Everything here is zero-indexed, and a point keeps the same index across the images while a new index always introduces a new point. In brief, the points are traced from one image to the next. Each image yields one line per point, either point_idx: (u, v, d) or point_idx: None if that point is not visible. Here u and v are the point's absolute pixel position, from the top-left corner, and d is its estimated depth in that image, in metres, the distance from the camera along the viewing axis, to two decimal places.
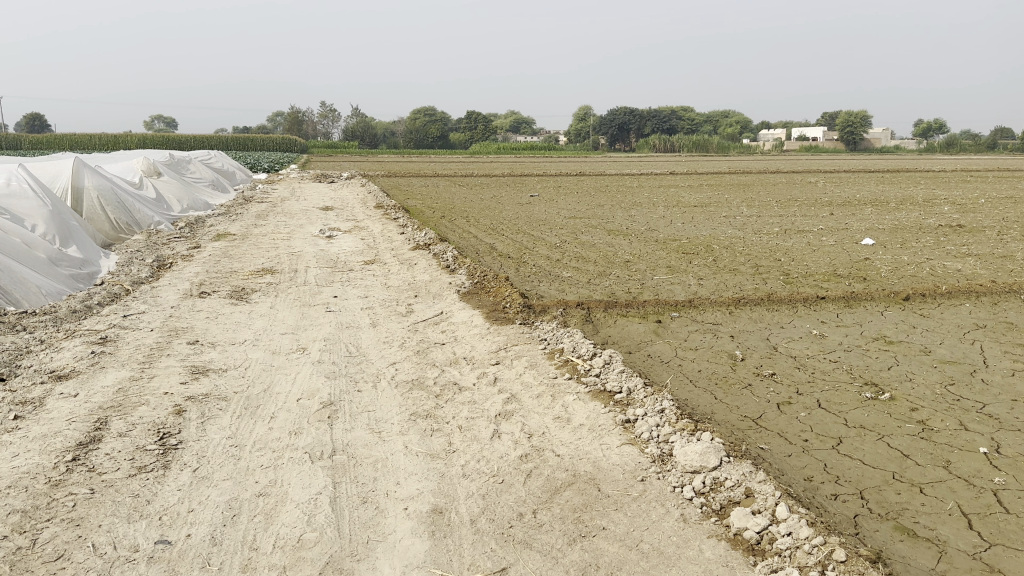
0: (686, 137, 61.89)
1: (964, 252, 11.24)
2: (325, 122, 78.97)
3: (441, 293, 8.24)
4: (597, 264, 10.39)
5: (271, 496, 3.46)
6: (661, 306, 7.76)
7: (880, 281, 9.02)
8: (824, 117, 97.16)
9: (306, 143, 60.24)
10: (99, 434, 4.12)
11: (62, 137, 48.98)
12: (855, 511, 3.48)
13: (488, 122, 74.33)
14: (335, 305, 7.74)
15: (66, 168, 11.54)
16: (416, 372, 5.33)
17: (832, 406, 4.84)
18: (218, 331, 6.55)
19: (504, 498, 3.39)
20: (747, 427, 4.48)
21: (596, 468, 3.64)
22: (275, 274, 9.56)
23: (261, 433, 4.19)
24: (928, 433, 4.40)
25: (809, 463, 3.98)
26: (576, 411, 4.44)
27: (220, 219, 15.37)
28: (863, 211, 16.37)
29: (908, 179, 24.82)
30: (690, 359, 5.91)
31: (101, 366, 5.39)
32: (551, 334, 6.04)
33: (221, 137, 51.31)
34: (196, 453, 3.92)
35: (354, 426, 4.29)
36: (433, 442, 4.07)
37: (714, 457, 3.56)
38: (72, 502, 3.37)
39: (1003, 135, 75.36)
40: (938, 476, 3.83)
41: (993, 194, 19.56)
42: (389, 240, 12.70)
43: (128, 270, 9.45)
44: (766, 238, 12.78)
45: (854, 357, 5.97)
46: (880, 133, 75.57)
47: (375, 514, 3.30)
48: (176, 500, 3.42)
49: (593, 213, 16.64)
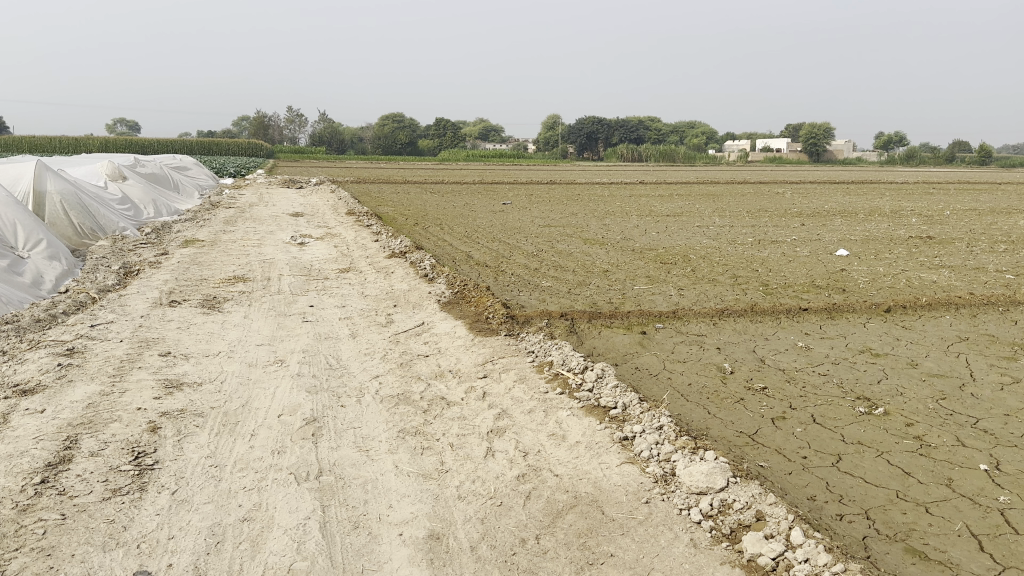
0: (654, 147, 62.31)
1: (936, 263, 11.37)
2: (292, 129, 78.39)
3: (421, 303, 8.07)
4: (576, 274, 10.29)
5: (257, 521, 3.27)
6: (645, 317, 7.67)
7: (860, 292, 9.05)
8: (788, 130, 99.01)
9: (273, 148, 59.48)
10: (69, 454, 3.89)
11: (20, 138, 47.60)
12: (863, 532, 3.39)
13: (457, 132, 74.41)
14: (312, 315, 7.52)
15: (28, 171, 11.18)
16: (401, 386, 5.15)
17: (827, 421, 4.76)
18: (192, 343, 6.30)
19: (504, 523, 3.24)
20: (744, 443, 4.38)
21: (598, 489, 3.51)
22: (248, 282, 9.29)
23: (242, 452, 3.99)
24: (927, 449, 4.34)
25: (811, 482, 3.89)
26: (571, 427, 4.30)
27: (189, 225, 15.01)
28: (834, 222, 16.52)
29: (873, 190, 25.31)
30: (679, 372, 5.81)
31: (68, 380, 5.13)
32: (539, 346, 5.91)
33: (186, 141, 50.39)
34: (174, 474, 3.71)
35: (340, 445, 4.10)
36: (425, 461, 3.90)
37: (721, 478, 3.45)
38: (41, 530, 3.15)
39: (960, 147, 77.28)
40: (942, 495, 3.77)
41: (957, 206, 19.94)
42: (364, 247, 12.48)
43: (93, 277, 9.12)
44: (742, 248, 12.81)
45: (843, 370, 5.91)
46: (843, 145, 77.11)
47: (368, 540, 3.13)
48: (154, 526, 3.22)
49: (567, 221, 16.58)
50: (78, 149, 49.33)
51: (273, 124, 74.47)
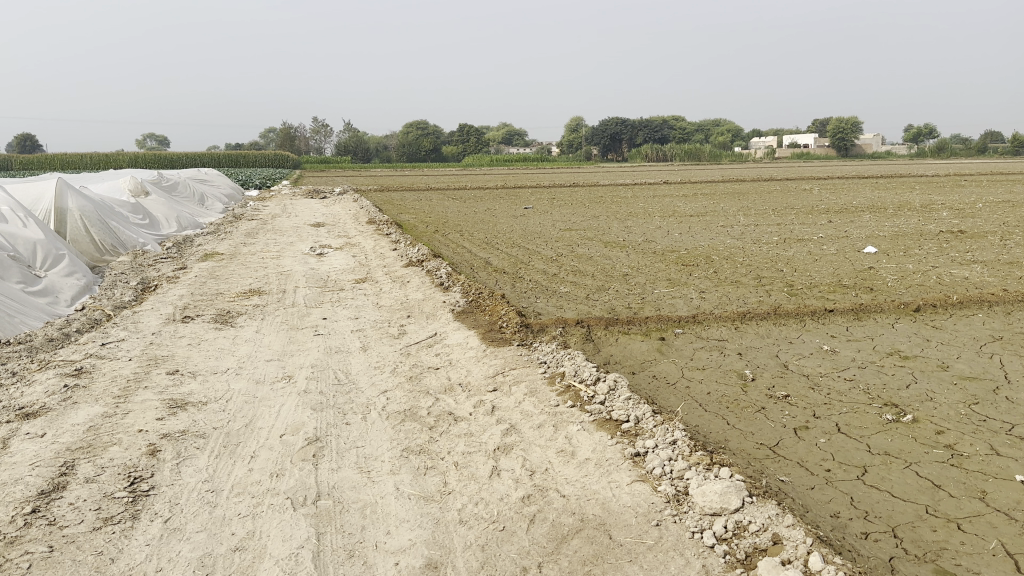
0: (678, 146, 61.84)
1: (969, 258, 11.00)
2: (317, 139, 79.18)
3: (435, 313, 7.93)
4: (595, 279, 10.09)
5: (248, 551, 3.14)
6: (663, 322, 7.46)
7: (888, 291, 8.75)
8: (816, 125, 97.70)
9: (299, 159, 60.04)
10: (64, 481, 3.79)
11: (53, 159, 48.62)
12: (889, 553, 3.19)
13: (479, 137, 74.64)
14: (324, 327, 7.42)
15: (49, 190, 11.28)
16: (408, 402, 5.00)
17: (852, 431, 4.53)
18: (201, 359, 6.22)
19: (506, 549, 3.08)
20: (765, 456, 4.17)
21: (605, 511, 3.33)
22: (263, 295, 9.23)
23: (240, 475, 3.87)
24: (958, 459, 4.10)
25: (834, 497, 3.68)
26: (581, 443, 4.13)
27: (209, 238, 15.04)
28: (862, 218, 16.17)
29: (903, 184, 24.78)
30: (698, 380, 5.60)
31: (73, 402, 5.06)
32: (551, 356, 5.75)
33: (213, 154, 50.98)
34: (169, 500, 3.61)
35: (341, 466, 3.96)
36: (427, 483, 3.75)
37: (736, 497, 3.25)
38: (26, 563, 3.05)
39: (992, 139, 75.69)
40: (974, 510, 3.54)
41: (990, 198, 19.36)
42: (382, 256, 12.40)
43: (110, 294, 9.12)
44: (766, 248, 12.54)
45: (870, 375, 5.66)
46: (871, 140, 76.00)
47: (362, 571, 2.99)
48: (143, 557, 3.10)
49: (588, 224, 16.36)
50: (107, 166, 49.97)
51: (298, 135, 75.07)
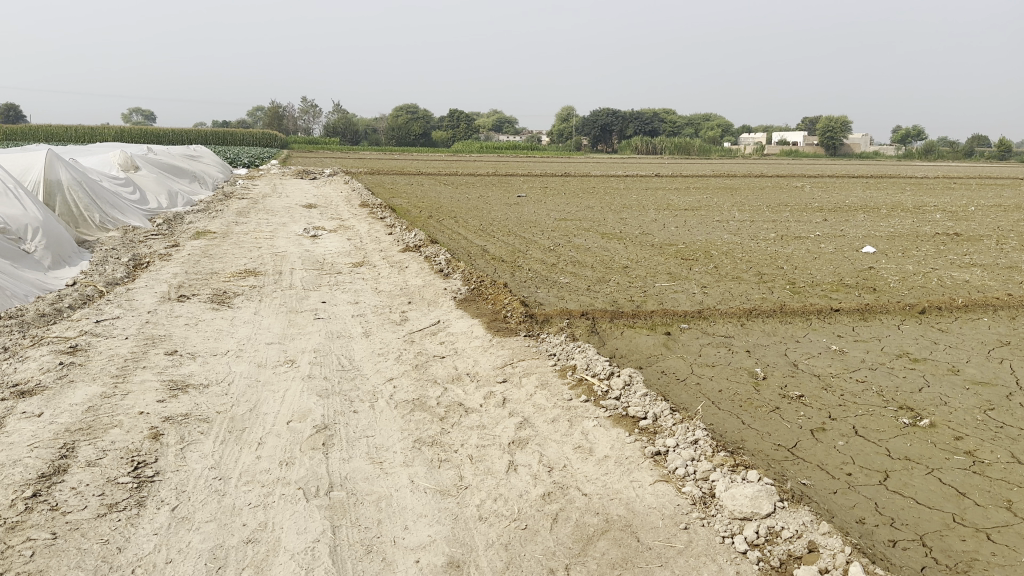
0: (669, 140, 61.70)
1: (968, 261, 10.98)
2: (307, 120, 78.61)
3: (436, 300, 7.79)
4: (595, 270, 9.97)
5: (262, 543, 3.02)
6: (669, 317, 7.37)
7: (891, 292, 8.69)
8: (806, 124, 98.08)
9: (289, 138, 59.44)
10: (64, 464, 3.65)
11: (36, 129, 47.85)
12: (921, 562, 3.12)
13: (470, 123, 74.27)
14: (324, 311, 7.26)
15: (39, 161, 10.99)
16: (416, 391, 4.88)
17: (870, 434, 4.46)
18: (199, 341, 6.06)
19: (530, 550, 2.98)
20: (784, 457, 4.10)
21: (631, 512, 3.24)
22: (259, 276, 9.06)
23: (248, 463, 3.74)
24: (980, 466, 4.04)
25: (859, 503, 3.60)
26: (598, 439, 4.03)
27: (200, 216, 14.80)
28: (857, 217, 16.14)
29: (895, 185, 24.77)
30: (709, 377, 5.51)
31: (69, 381, 4.89)
32: (561, 349, 5.64)
33: (201, 131, 50.37)
34: (175, 487, 3.47)
35: (352, 456, 3.84)
36: (442, 476, 3.64)
37: (767, 502, 3.18)
38: (29, 551, 2.92)
39: (978, 143, 76.16)
40: (1002, 520, 3.47)
41: (982, 202, 19.40)
42: (377, 240, 12.23)
43: (102, 269, 8.92)
44: (764, 244, 12.48)
45: (882, 377, 5.59)
46: (860, 140, 76.31)
47: (382, 568, 2.88)
48: (151, 547, 2.98)
49: (583, 215, 16.22)
50: (91, 139, 49.16)
51: (287, 114, 74.31)
